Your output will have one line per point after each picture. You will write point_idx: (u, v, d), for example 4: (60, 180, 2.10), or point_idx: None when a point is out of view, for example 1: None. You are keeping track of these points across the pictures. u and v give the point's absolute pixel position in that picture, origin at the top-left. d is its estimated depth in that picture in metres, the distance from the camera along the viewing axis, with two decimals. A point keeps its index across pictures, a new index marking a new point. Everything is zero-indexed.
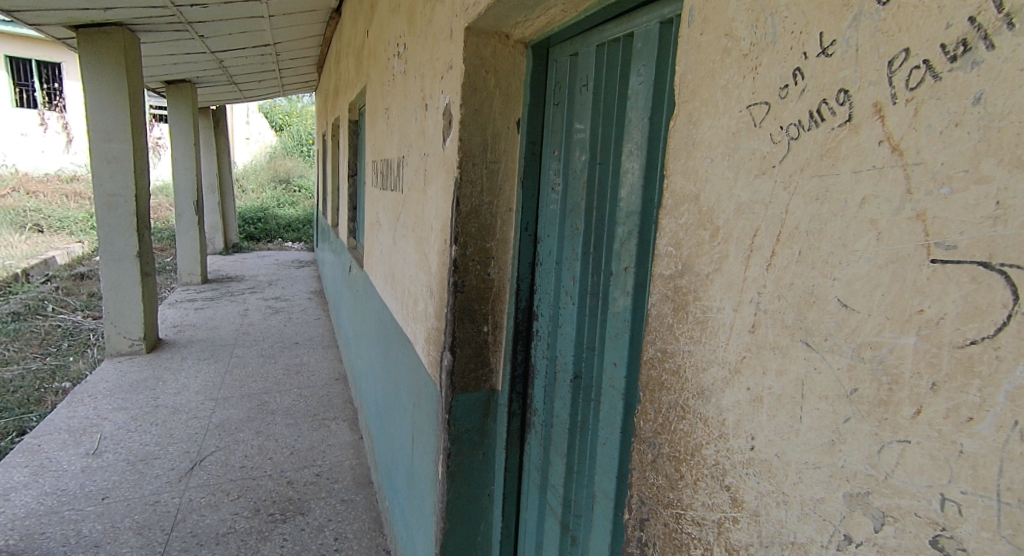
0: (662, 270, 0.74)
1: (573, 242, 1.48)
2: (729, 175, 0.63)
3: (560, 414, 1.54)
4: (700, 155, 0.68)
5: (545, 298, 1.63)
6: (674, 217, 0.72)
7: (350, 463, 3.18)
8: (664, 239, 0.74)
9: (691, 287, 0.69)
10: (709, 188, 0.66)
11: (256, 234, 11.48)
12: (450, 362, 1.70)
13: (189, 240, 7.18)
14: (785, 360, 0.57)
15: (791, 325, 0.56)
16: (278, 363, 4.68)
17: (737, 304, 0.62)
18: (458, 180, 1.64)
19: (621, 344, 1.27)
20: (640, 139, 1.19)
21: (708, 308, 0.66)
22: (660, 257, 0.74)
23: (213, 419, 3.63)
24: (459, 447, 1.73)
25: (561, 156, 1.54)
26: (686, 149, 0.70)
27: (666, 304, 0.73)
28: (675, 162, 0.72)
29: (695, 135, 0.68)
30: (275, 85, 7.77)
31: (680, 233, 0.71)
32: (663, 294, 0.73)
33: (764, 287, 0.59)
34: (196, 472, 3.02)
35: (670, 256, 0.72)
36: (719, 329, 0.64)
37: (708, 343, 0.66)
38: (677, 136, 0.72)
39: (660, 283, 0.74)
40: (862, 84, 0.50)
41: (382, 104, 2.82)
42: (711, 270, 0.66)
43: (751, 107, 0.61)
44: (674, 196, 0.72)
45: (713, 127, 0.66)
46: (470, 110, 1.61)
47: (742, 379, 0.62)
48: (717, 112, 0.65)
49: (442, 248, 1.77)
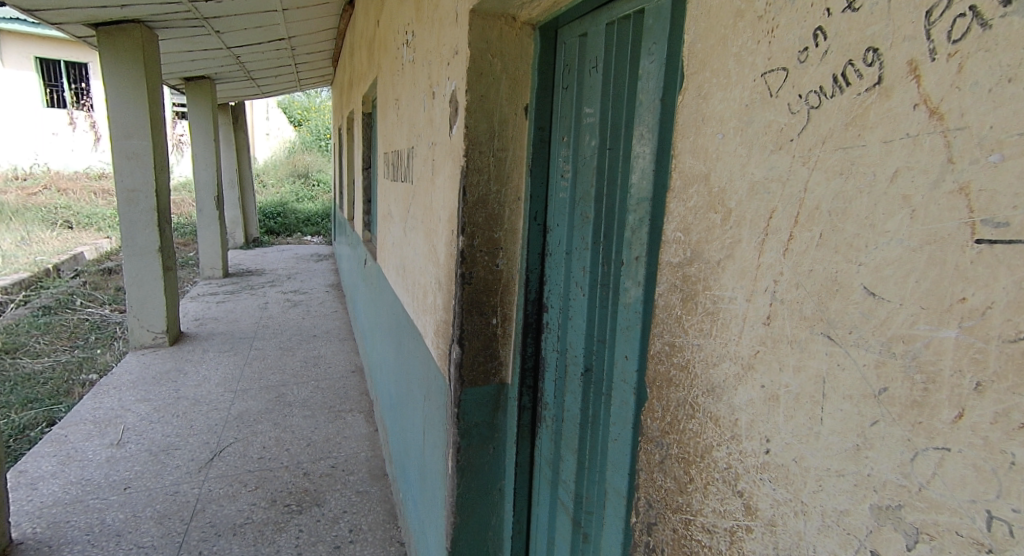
0: (670, 257, 0.69)
1: (582, 231, 1.44)
2: (742, 152, 0.58)
3: (571, 410, 1.50)
4: (710, 130, 0.62)
5: (555, 289, 1.58)
6: (682, 196, 0.67)
7: (365, 455, 3.16)
8: (672, 222, 0.68)
9: (698, 274, 0.64)
10: (721, 169, 0.60)
11: (276, 229, 11.55)
12: (458, 355, 1.66)
13: (210, 234, 7.22)
14: (804, 355, 0.51)
15: (812, 315, 0.50)
16: (295, 355, 4.68)
17: (750, 294, 0.57)
18: (465, 168, 1.59)
19: (632, 336, 1.23)
20: (651, 121, 1.14)
21: (720, 298, 0.60)
22: (666, 245, 0.69)
23: (232, 411, 3.64)
24: (469, 442, 1.70)
25: (570, 142, 1.48)
26: (697, 122, 0.65)
27: (670, 292, 0.68)
28: (684, 136, 0.67)
29: (706, 110, 0.63)
30: (292, 80, 7.78)
31: (689, 217, 0.65)
32: (670, 283, 0.68)
33: (781, 274, 0.53)
34: (215, 463, 3.04)
35: (678, 242, 0.67)
36: (731, 320, 0.59)
37: (719, 336, 0.61)
38: (688, 108, 0.66)
39: (667, 271, 0.69)
40: (895, 39, 0.44)
41: (392, 94, 2.77)
42: (722, 256, 0.60)
43: (767, 73, 0.55)
44: (680, 177, 0.67)
45: (725, 98, 0.60)
46: (476, 96, 1.57)
47: (756, 375, 0.56)
48: (729, 83, 0.60)
49: (449, 239, 1.73)
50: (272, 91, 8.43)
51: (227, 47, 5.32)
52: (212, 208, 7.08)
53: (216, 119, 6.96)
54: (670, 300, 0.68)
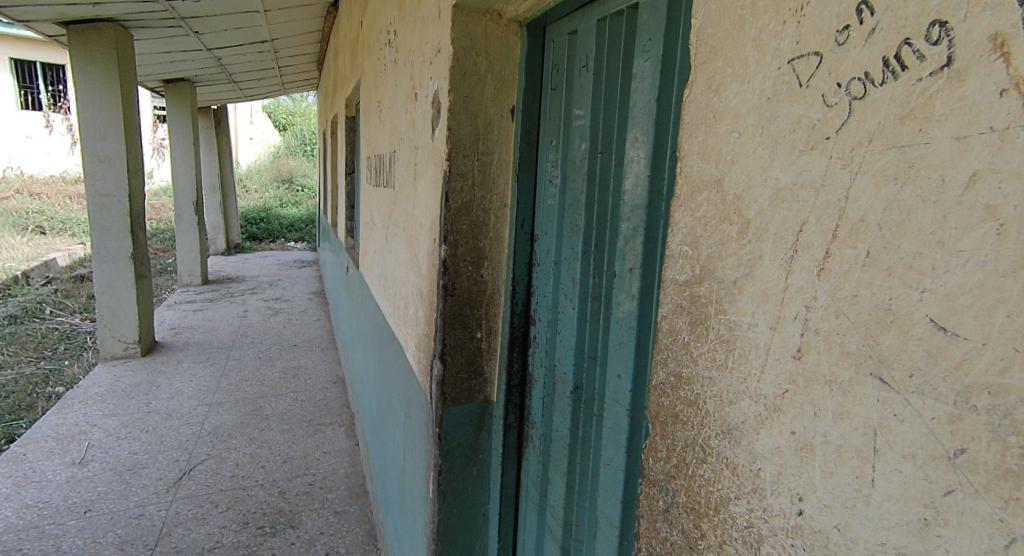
0: (675, 275, 0.63)
1: (572, 241, 1.36)
2: (763, 153, 0.52)
3: (560, 430, 1.43)
4: (724, 127, 0.56)
5: (542, 301, 1.49)
6: (691, 204, 0.61)
7: (345, 471, 3.04)
8: (677, 236, 0.63)
9: (711, 293, 0.58)
10: (739, 176, 0.54)
11: (258, 234, 11.35)
12: (440, 372, 1.56)
13: (189, 240, 7.04)
14: (847, 400, 0.45)
15: (859, 351, 0.45)
16: (275, 365, 4.54)
17: (775, 321, 0.51)
18: (447, 173, 1.50)
19: (626, 354, 1.17)
20: (646, 123, 1.08)
21: (739, 324, 0.54)
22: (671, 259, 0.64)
23: (205, 426, 3.49)
24: (451, 464, 1.60)
25: (559, 145, 1.41)
26: (707, 119, 0.58)
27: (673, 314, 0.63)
28: (695, 132, 0.60)
29: (720, 103, 0.56)
30: (276, 83, 7.65)
31: (698, 229, 0.59)
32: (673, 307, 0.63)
33: (816, 298, 0.47)
34: (184, 482, 2.90)
35: (685, 257, 0.61)
36: (751, 352, 0.53)
37: (737, 370, 0.55)
38: (698, 101, 0.59)
39: (672, 289, 0.63)
40: (971, 10, 0.37)
41: (375, 95, 2.68)
42: (739, 275, 0.54)
43: (799, 58, 0.48)
44: (689, 182, 0.61)
45: (742, 89, 0.54)
46: (459, 97, 1.48)
47: (784, 419, 0.50)
48: (748, 70, 0.53)
49: (430, 248, 1.63)
50: (254, 94, 8.28)
51: (207, 48, 5.19)
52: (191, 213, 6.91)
53: (195, 122, 6.80)
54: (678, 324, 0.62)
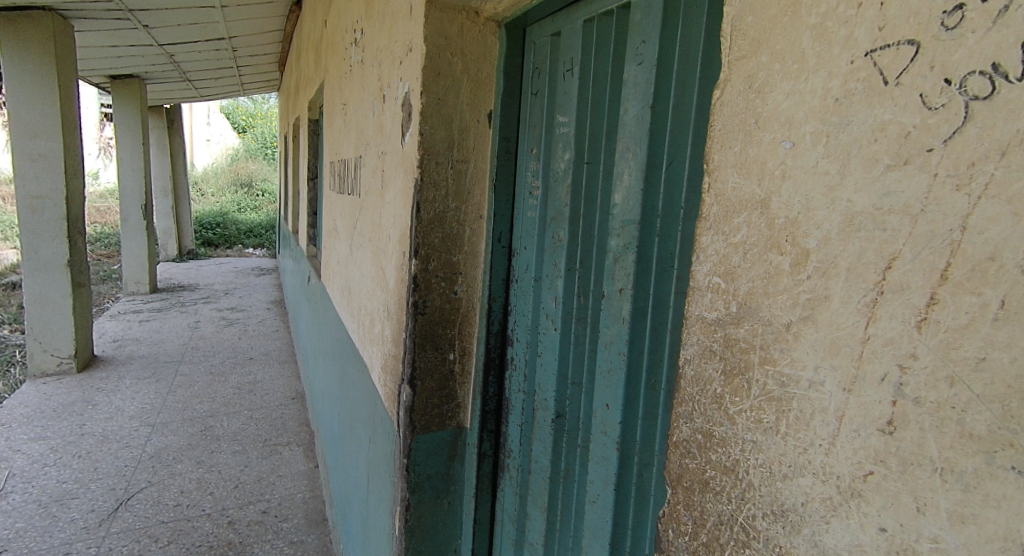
0: (704, 311, 0.61)
1: (556, 259, 1.26)
2: (833, 167, 0.48)
3: (540, 461, 1.33)
4: (772, 135, 0.53)
5: (521, 321, 1.39)
6: (727, 227, 0.58)
7: (303, 496, 2.86)
8: (708, 264, 0.60)
9: (760, 326, 0.54)
10: (799, 201, 0.50)
11: (213, 240, 10.91)
12: (409, 399, 1.44)
13: (135, 246, 6.68)
14: (971, 495, 0.40)
15: (990, 437, 0.39)
16: (228, 381, 4.28)
17: (851, 383, 0.47)
18: (418, 182, 1.38)
19: (615, 383, 1.10)
20: (641, 135, 1.01)
21: (796, 379, 0.51)
22: (702, 290, 0.61)
23: (147, 449, 3.21)
24: (420, 497, 1.48)
25: (540, 154, 1.31)
26: (751, 126, 0.55)
27: (702, 364, 0.61)
28: (736, 140, 0.57)
29: (768, 108, 0.53)
30: (234, 84, 7.38)
31: (736, 254, 0.57)
32: (699, 358, 0.61)
33: (918, 352, 0.42)
34: (120, 514, 2.61)
35: (717, 291, 0.59)
36: (815, 418, 0.49)
37: (794, 438, 0.51)
38: (740, 106, 0.57)
39: (698, 328, 0.61)
40: None
41: (339, 99, 2.55)
42: (796, 317, 0.51)
43: (884, 48, 0.44)
44: (729, 202, 0.58)
45: (799, 91, 0.50)
46: (432, 100, 1.37)
47: (867, 508, 0.46)
48: (806, 63, 0.50)
49: (399, 262, 1.50)
50: (210, 95, 7.97)
51: (158, 44, 4.94)
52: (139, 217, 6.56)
53: (145, 121, 6.47)
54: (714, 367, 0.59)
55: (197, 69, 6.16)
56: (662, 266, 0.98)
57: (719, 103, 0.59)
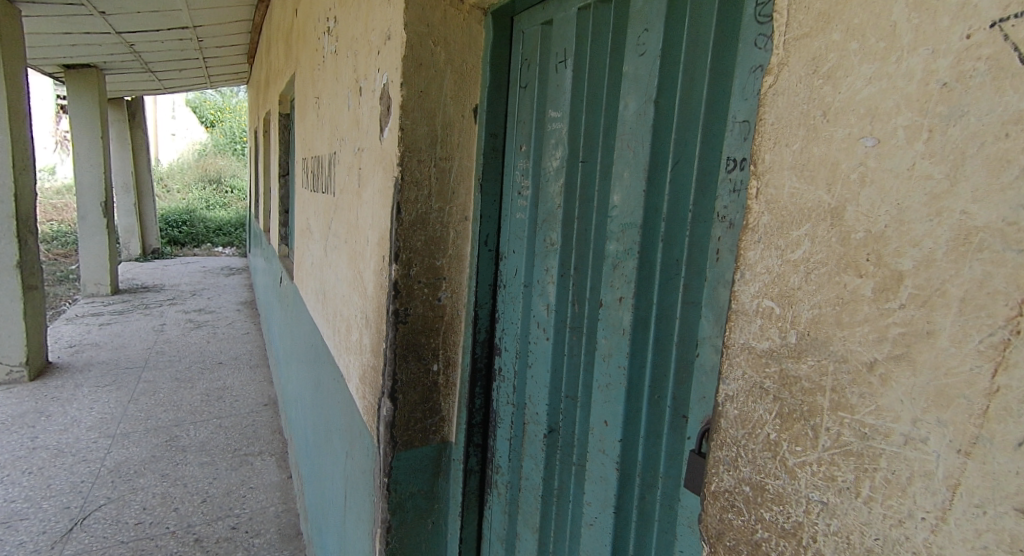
0: (753, 341, 0.50)
1: (547, 264, 1.18)
2: (941, 173, 0.38)
3: (531, 478, 1.25)
4: (848, 130, 0.43)
5: (510, 329, 1.31)
6: (782, 241, 0.48)
7: (275, 510, 2.73)
8: (755, 284, 0.50)
9: (831, 363, 0.44)
10: (887, 212, 0.41)
11: (180, 239, 10.58)
12: (389, 413, 1.35)
13: (95, 245, 6.42)
14: None
15: None
16: (196, 387, 4.10)
17: (968, 444, 0.37)
18: (399, 182, 1.29)
19: (614, 398, 1.02)
20: (643, 131, 0.93)
21: (885, 434, 0.41)
22: (749, 316, 0.51)
23: (106, 463, 3.03)
24: (402, 517, 1.39)
25: (530, 152, 1.22)
26: (816, 120, 0.45)
27: (749, 403, 0.51)
28: (796, 135, 0.47)
29: (841, 97, 0.43)
30: (201, 75, 7.13)
31: (795, 275, 0.47)
32: (745, 396, 0.51)
33: None
34: (74, 535, 2.44)
35: (771, 317, 0.48)
36: (912, 483, 0.40)
37: (883, 505, 0.41)
38: (801, 94, 0.46)
39: (742, 357, 0.52)
40: None
41: (311, 91, 2.42)
42: (884, 357, 0.41)
43: (1021, 17, 0.34)
44: (785, 213, 0.47)
45: (887, 77, 0.41)
46: (414, 92, 1.27)
47: None
48: (897, 40, 0.40)
49: (378, 267, 1.40)
50: (173, 87, 7.68)
51: (116, 32, 4.71)
52: (98, 215, 6.30)
53: (104, 113, 6.20)
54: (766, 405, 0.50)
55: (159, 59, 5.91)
56: (668, 273, 0.90)
57: (774, 91, 0.48)
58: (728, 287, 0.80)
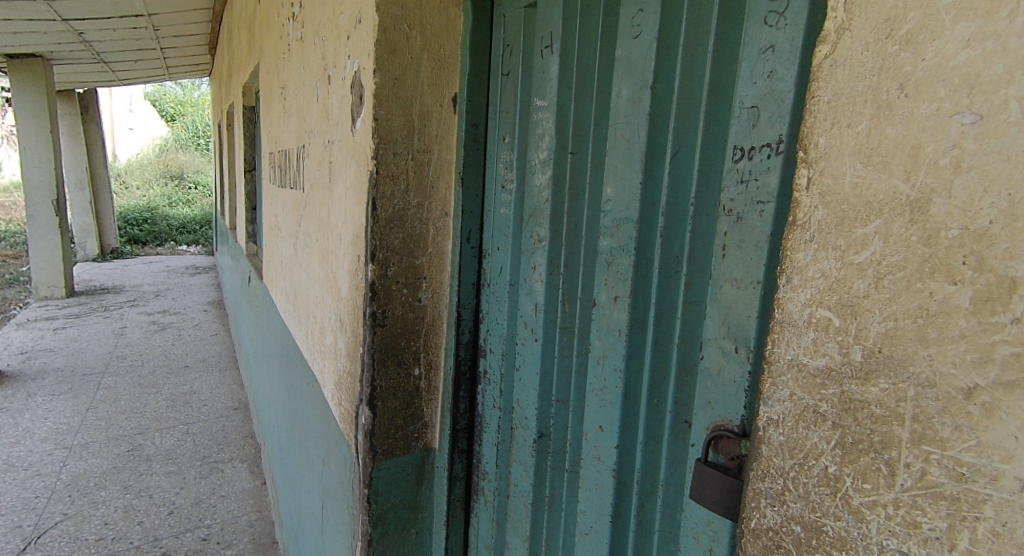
0: (810, 359, 0.47)
1: (534, 261, 1.12)
2: None
3: (520, 485, 1.19)
4: (936, 106, 0.38)
5: (495, 329, 1.24)
6: (842, 242, 0.44)
7: (248, 518, 2.63)
8: (805, 292, 0.47)
9: (914, 388, 0.40)
10: (993, 203, 0.36)
11: (141, 237, 10.19)
12: (367, 421, 1.27)
13: (47, 244, 6.13)
14: None
15: None
16: (161, 392, 3.94)
17: None
18: (373, 176, 1.20)
19: (608, 402, 0.96)
20: (640, 119, 0.87)
21: (990, 476, 0.36)
22: (800, 329, 0.47)
23: (63, 476, 2.87)
24: (384, 530, 1.32)
25: (514, 143, 1.15)
26: (890, 95, 0.41)
27: (802, 430, 0.48)
28: (862, 114, 0.43)
29: (925, 66, 0.39)
30: (158, 67, 6.85)
31: (862, 272, 0.43)
32: (796, 423, 0.48)
33: None
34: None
35: (832, 330, 0.45)
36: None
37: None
38: (868, 63, 0.42)
39: (796, 379, 0.48)
40: None
41: (276, 81, 2.30)
42: (991, 379, 0.36)
43: None
44: (848, 208, 0.43)
45: (991, 36, 0.36)
46: (387, 80, 1.18)
47: None
48: None
49: (353, 267, 1.32)
50: (127, 78, 7.36)
51: (62, 19, 4.47)
52: (49, 214, 6.01)
53: (53, 106, 5.91)
54: (824, 433, 0.46)
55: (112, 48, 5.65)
56: (667, 271, 0.84)
57: (831, 64, 0.44)
58: (737, 285, 0.74)
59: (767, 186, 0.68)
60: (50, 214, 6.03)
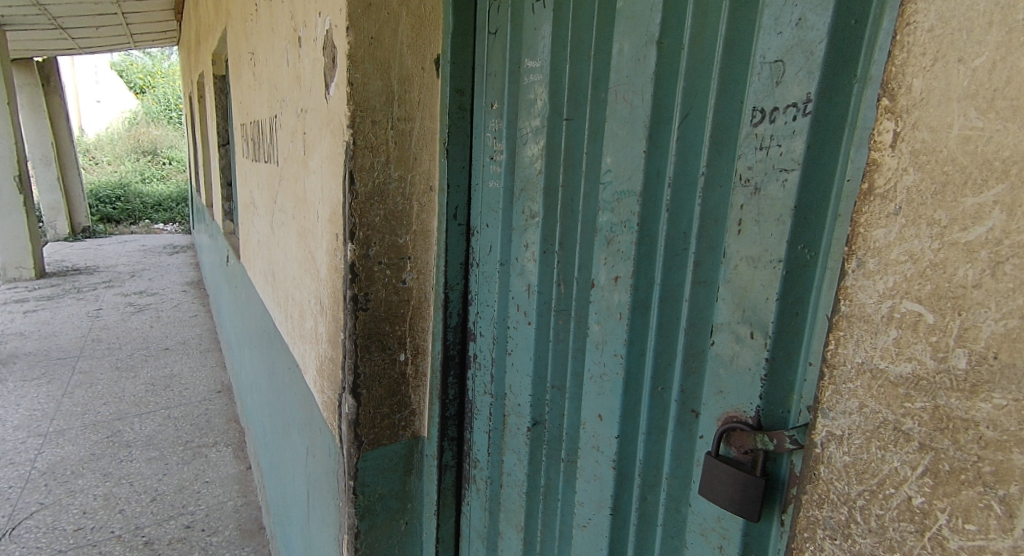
0: (894, 370, 0.43)
1: (526, 239, 1.04)
2: None
3: (513, 474, 1.13)
4: None
5: (485, 311, 1.16)
6: (942, 214, 0.40)
7: (234, 504, 2.57)
8: (884, 282, 0.44)
9: None
10: None
11: (115, 216, 9.91)
12: (350, 410, 1.20)
13: (13, 223, 5.90)
14: None
15: None
16: (140, 376, 3.83)
17: None
18: (350, 147, 1.10)
19: (607, 390, 0.89)
20: (643, 80, 0.78)
21: None
22: (877, 328, 0.44)
23: (38, 465, 2.78)
24: (372, 521, 1.26)
25: (503, 110, 1.06)
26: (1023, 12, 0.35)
27: (876, 451, 0.45)
28: (985, 38, 0.37)
29: None
30: (121, 34, 6.56)
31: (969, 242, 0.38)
32: (867, 442, 0.46)
33: None
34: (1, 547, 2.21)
35: (926, 326, 0.41)
36: None
37: None
38: None
39: (881, 396, 0.45)
40: None
41: (245, 47, 2.17)
42: None
43: None
44: (953, 169, 0.39)
45: None
46: (362, 40, 1.08)
47: None
48: None
49: (331, 246, 1.23)
50: (89, 46, 7.04)
51: None
52: (12, 191, 5.80)
53: (10, 76, 5.64)
54: (908, 458, 0.43)
55: (69, 13, 5.37)
56: (673, 249, 0.76)
57: None
58: (753, 264, 0.65)
59: (792, 151, 0.60)
60: (14, 191, 5.80)
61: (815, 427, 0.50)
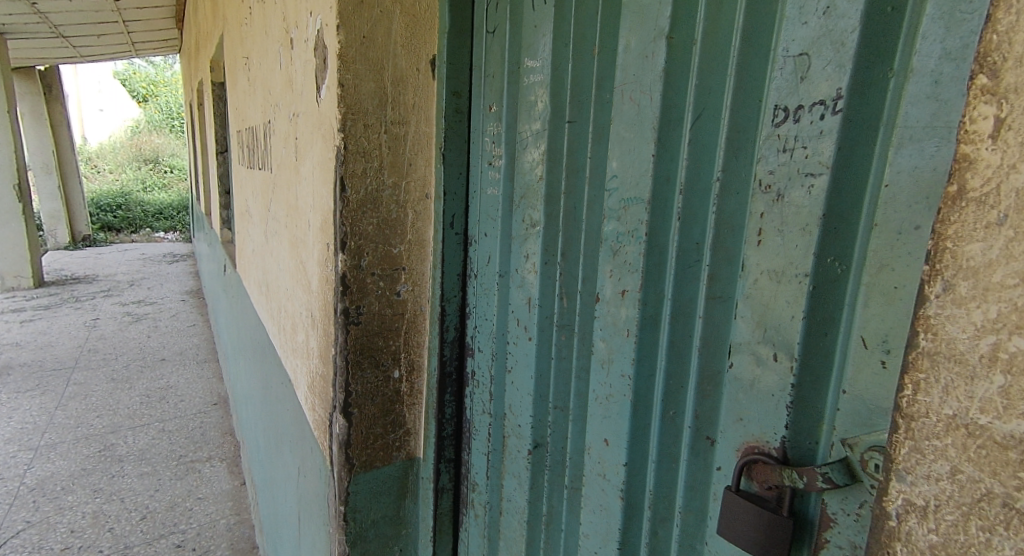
0: (1005, 430, 0.33)
1: (526, 249, 0.98)
2: None
3: (514, 500, 1.06)
4: None
5: (484, 326, 1.10)
6: None
7: (227, 522, 2.50)
8: (988, 310, 0.34)
9: None
10: None
11: (116, 224, 9.89)
12: (342, 431, 1.13)
13: (12, 232, 5.88)
14: None
15: None
16: (134, 388, 3.77)
17: None
18: (341, 154, 1.05)
19: (613, 413, 0.82)
20: (653, 78, 0.72)
21: None
22: (975, 371, 0.34)
23: (27, 480, 2.71)
24: (365, 548, 1.19)
25: (502, 113, 1.00)
26: None
27: (976, 532, 0.35)
28: None
29: None
30: (123, 43, 6.57)
31: None
32: (964, 519, 0.35)
33: None
34: None
35: None
36: None
37: None
38: None
39: (984, 462, 0.34)
40: None
41: (240, 53, 2.13)
42: None
43: None
44: None
45: None
46: (354, 40, 1.02)
47: None
48: None
49: (322, 257, 1.17)
50: (91, 55, 7.05)
51: None
52: (11, 199, 5.78)
53: (10, 84, 5.64)
54: None
55: (70, 22, 5.38)
56: (685, 261, 0.70)
57: None
58: (776, 278, 0.59)
59: (819, 154, 0.54)
60: (13, 199, 5.78)
61: (886, 493, 0.40)
